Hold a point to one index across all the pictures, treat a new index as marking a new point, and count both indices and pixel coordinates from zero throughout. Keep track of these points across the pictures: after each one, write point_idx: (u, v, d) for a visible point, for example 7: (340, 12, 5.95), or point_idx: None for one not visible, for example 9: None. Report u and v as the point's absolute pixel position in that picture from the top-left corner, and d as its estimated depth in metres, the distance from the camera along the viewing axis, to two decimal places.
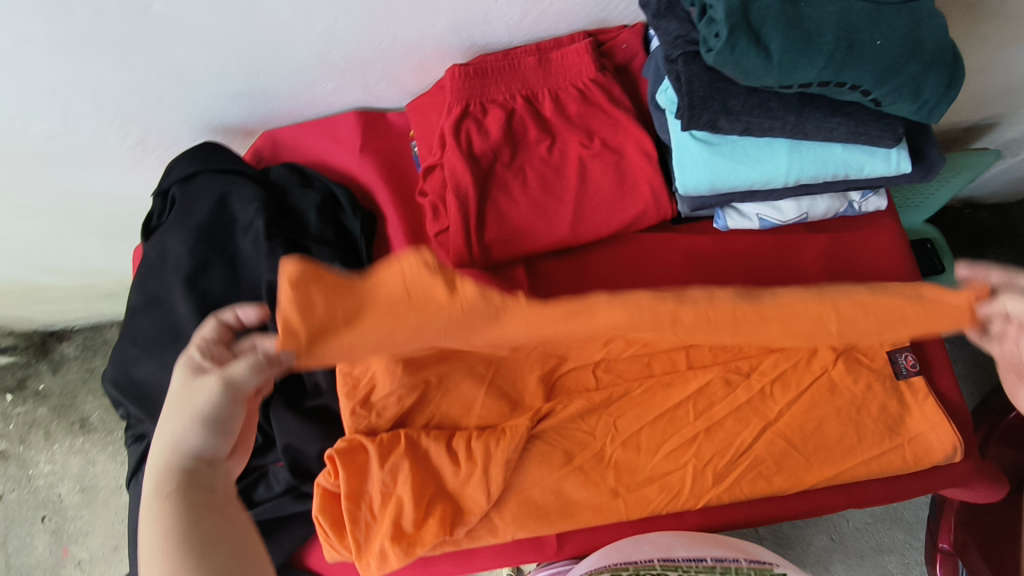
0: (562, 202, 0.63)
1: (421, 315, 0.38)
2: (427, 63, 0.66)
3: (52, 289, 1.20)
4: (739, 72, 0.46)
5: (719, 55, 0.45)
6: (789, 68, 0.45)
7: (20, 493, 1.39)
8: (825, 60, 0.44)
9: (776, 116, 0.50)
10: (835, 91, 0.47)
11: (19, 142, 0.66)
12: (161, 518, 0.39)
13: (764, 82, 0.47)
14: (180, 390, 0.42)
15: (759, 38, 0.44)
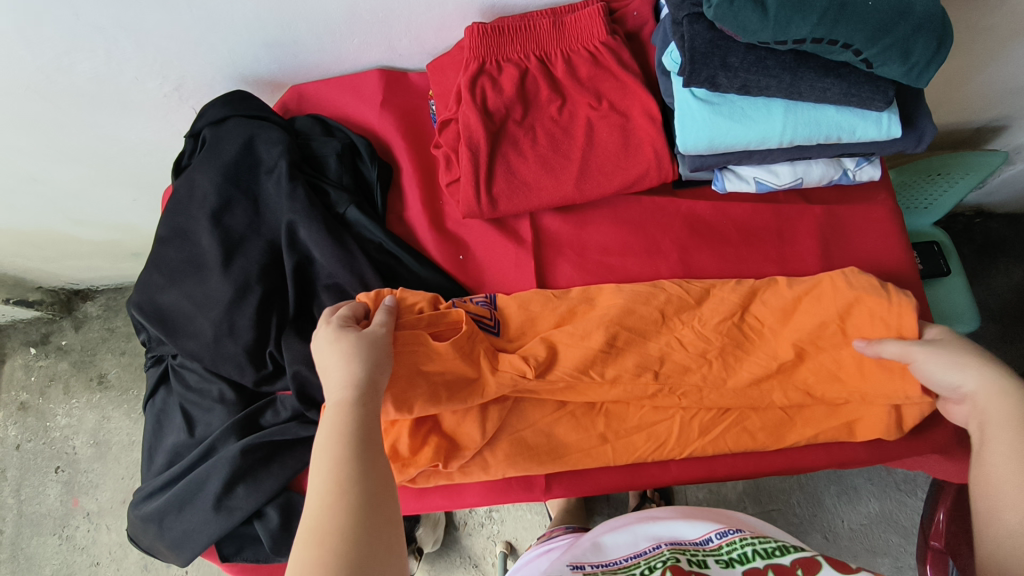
0: (569, 159, 0.66)
1: (454, 395, 0.58)
2: (448, 23, 0.70)
3: (81, 244, 1.25)
4: (737, 25, 0.49)
5: (718, 8, 0.49)
6: (784, 23, 0.48)
7: (37, 443, 1.44)
8: (818, 17, 0.48)
9: (772, 74, 0.53)
10: (827, 50, 0.50)
11: (66, 80, 0.72)
12: (341, 421, 0.46)
13: (761, 38, 0.50)
14: (345, 342, 0.51)
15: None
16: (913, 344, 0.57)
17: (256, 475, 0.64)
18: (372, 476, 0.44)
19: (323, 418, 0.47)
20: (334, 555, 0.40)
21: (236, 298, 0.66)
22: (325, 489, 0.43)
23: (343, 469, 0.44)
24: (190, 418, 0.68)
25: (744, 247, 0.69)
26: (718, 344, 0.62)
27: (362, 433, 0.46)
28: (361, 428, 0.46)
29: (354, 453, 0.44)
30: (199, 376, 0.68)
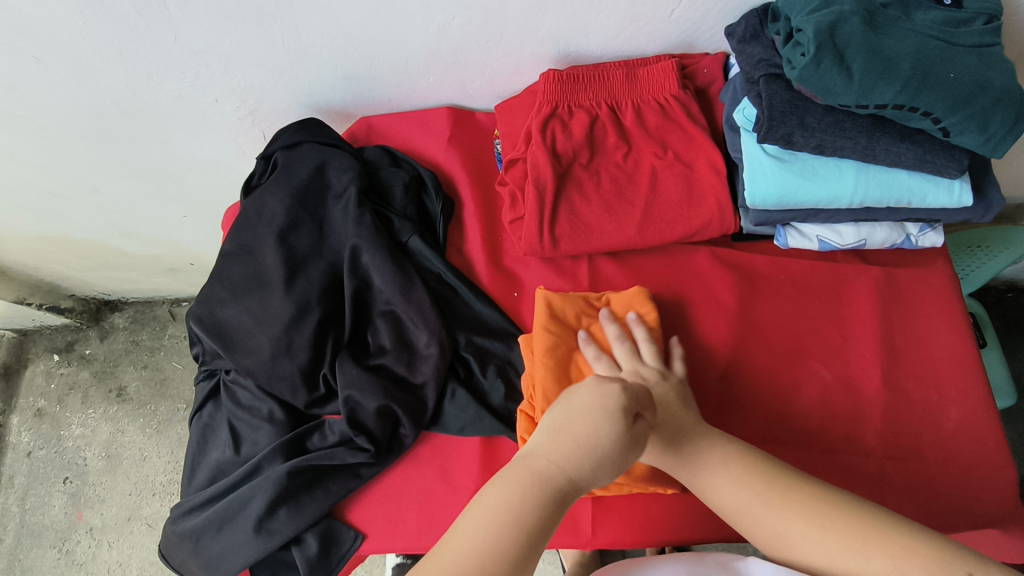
0: (632, 205, 0.68)
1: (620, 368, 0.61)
2: (522, 68, 0.72)
3: (122, 256, 1.27)
4: (820, 89, 0.51)
5: (805, 70, 0.50)
6: (867, 88, 0.50)
7: (48, 452, 1.43)
8: (901, 84, 0.49)
9: (849, 136, 0.55)
10: (907, 116, 0.52)
11: (150, 98, 0.75)
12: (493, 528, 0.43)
13: (842, 101, 0.52)
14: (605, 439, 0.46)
15: (842, 57, 0.50)
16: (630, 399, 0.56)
17: (299, 499, 0.63)
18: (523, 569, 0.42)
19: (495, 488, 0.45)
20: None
21: (296, 317, 0.66)
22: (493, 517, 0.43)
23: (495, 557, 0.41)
24: (237, 436, 0.68)
25: (802, 305, 0.69)
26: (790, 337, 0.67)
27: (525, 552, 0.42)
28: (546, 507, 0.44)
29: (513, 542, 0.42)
30: (250, 394, 0.68)
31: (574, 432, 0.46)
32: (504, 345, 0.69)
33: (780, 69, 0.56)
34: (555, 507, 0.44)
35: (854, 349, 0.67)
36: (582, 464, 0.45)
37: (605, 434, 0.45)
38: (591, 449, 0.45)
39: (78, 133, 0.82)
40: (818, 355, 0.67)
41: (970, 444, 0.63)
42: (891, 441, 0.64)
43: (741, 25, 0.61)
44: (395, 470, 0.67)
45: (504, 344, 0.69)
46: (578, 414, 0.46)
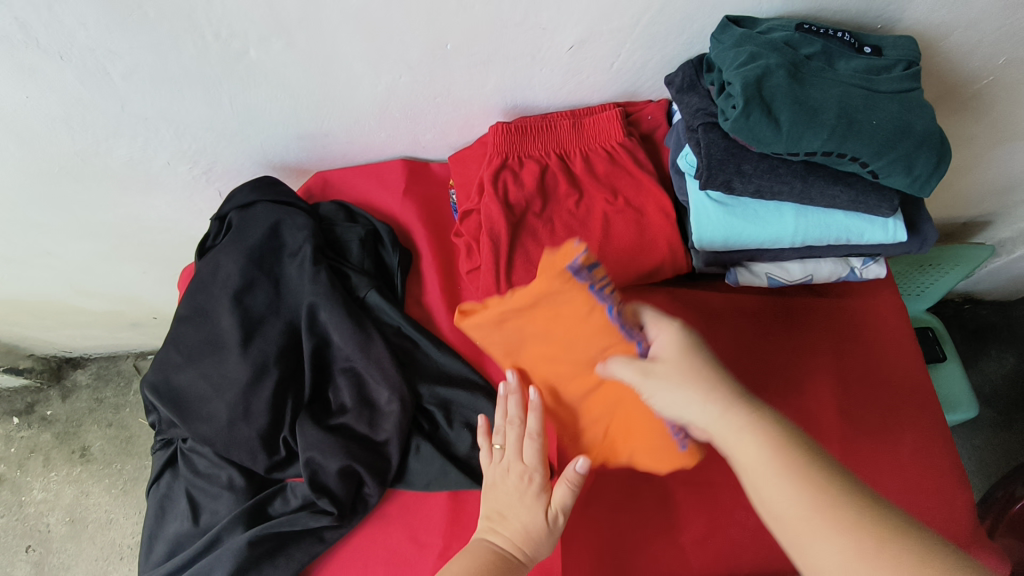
0: (586, 250, 0.69)
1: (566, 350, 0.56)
2: (472, 120, 0.74)
3: (81, 314, 1.24)
4: (753, 139, 0.53)
5: (736, 122, 0.52)
6: (796, 137, 0.52)
7: (8, 520, 1.37)
8: (828, 133, 0.51)
9: (784, 181, 0.56)
10: (837, 161, 0.54)
11: (100, 163, 0.75)
12: None
13: (774, 149, 0.54)
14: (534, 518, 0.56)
15: (770, 109, 0.51)
16: (644, 376, 0.53)
17: (261, 569, 0.61)
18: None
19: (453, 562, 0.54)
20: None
21: (253, 380, 0.65)
22: None
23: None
24: (196, 506, 0.66)
25: (756, 340, 0.70)
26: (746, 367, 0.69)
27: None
28: None
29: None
30: (209, 462, 0.66)
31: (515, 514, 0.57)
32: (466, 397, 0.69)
33: (716, 118, 0.58)
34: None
35: (810, 381, 0.68)
36: (521, 543, 0.55)
37: (533, 520, 0.56)
38: (527, 529, 0.56)
39: (28, 198, 0.81)
40: (775, 388, 0.68)
41: (927, 468, 0.65)
42: (851, 471, 0.65)
43: (680, 76, 0.63)
44: (361, 530, 0.66)
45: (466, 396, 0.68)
46: (509, 503, 0.58)
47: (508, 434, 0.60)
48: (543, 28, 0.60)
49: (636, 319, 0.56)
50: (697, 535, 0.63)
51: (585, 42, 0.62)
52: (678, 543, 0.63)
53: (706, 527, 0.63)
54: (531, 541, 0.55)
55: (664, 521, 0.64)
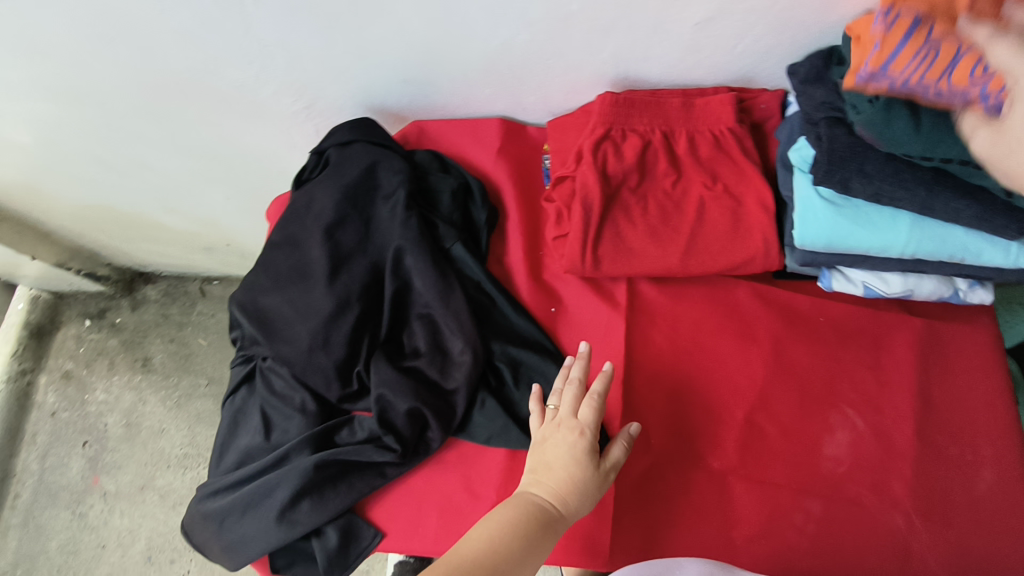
0: (677, 233, 0.68)
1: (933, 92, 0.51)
2: (578, 88, 0.73)
3: (162, 230, 1.30)
4: (886, 136, 0.52)
5: (870, 114, 0.53)
6: (933, 140, 0.50)
7: (71, 413, 1.45)
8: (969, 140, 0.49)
9: (907, 187, 0.54)
10: (971, 173, 0.51)
11: (213, 84, 0.77)
12: (481, 543, 0.50)
13: (906, 150, 0.52)
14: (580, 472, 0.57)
15: (912, 106, 0.51)
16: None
17: (324, 492, 0.64)
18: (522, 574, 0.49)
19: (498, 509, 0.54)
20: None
21: (335, 312, 0.67)
22: (478, 543, 0.50)
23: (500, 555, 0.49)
24: (268, 423, 0.69)
25: (839, 349, 0.68)
26: (823, 376, 0.67)
27: (525, 545, 0.50)
28: (529, 533, 0.51)
29: (520, 542, 0.50)
30: (285, 383, 0.69)
31: (562, 469, 0.57)
32: (536, 359, 0.69)
33: (843, 114, 0.57)
34: (537, 537, 0.52)
35: (890, 399, 0.66)
36: (569, 497, 0.56)
37: (585, 474, 0.57)
38: (575, 483, 0.56)
39: (140, 110, 0.84)
40: (850, 400, 0.67)
41: (1004, 505, 0.63)
42: (921, 496, 0.63)
43: (806, 65, 0.61)
44: (419, 472, 0.68)
45: (535, 358, 0.69)
46: (556, 456, 0.58)
47: (566, 392, 0.62)
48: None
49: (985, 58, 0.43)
50: (751, 532, 0.63)
51: (714, 19, 0.60)
52: (731, 537, 0.63)
53: (762, 526, 0.63)
54: (571, 494, 0.56)
55: (720, 514, 0.63)
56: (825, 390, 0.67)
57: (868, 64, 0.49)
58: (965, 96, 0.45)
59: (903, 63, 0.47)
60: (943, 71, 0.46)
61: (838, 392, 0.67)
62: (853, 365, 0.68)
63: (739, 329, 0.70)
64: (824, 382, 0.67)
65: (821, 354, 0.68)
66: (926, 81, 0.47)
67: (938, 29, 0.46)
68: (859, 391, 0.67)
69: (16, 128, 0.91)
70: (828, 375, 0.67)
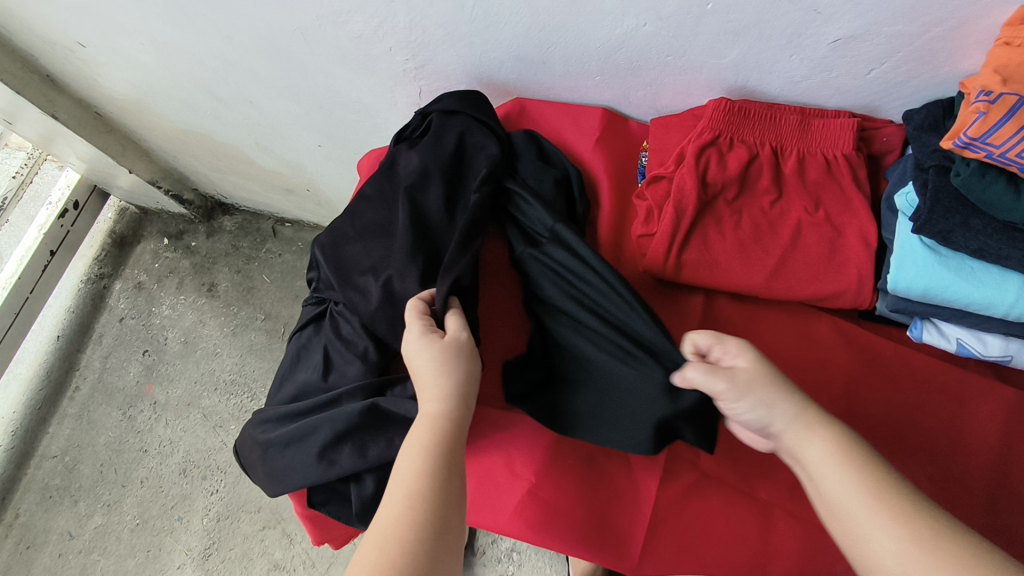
0: (767, 253, 0.65)
1: None
2: (691, 90, 0.71)
3: (251, 167, 1.35)
4: (982, 202, 0.52)
5: (965, 178, 0.52)
6: None
7: (137, 322, 1.53)
8: None
9: (1018, 247, 0.51)
10: None
11: (332, 33, 0.79)
12: (396, 509, 0.48)
13: (1004, 218, 0.52)
14: (455, 366, 0.56)
15: (1010, 177, 0.51)
16: (727, 384, 0.52)
17: (365, 441, 0.65)
18: (448, 505, 0.49)
19: (404, 463, 0.51)
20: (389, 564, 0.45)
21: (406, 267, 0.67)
22: (392, 513, 0.48)
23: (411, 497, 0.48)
24: (326, 363, 0.71)
25: (914, 403, 0.64)
26: (893, 428, 0.63)
27: (441, 493, 0.49)
28: (443, 475, 0.51)
29: (430, 471, 0.50)
30: (352, 329, 0.70)
31: (434, 378, 0.55)
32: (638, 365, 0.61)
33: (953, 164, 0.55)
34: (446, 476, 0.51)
35: (962, 462, 0.61)
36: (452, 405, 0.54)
37: (462, 372, 0.56)
38: (449, 394, 0.55)
39: (259, 47, 0.87)
40: (915, 457, 0.62)
41: None
42: None
43: (922, 113, 0.59)
44: None
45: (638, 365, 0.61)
46: (428, 374, 0.56)
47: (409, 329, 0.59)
48: (817, 11, 0.56)
49: None
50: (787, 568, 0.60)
51: (855, 38, 0.58)
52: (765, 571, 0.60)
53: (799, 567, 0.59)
54: (455, 400, 0.55)
55: (753, 545, 0.61)
56: (890, 443, 0.62)
57: (968, 131, 0.49)
58: None
59: (1003, 138, 0.48)
60: None
61: (904, 446, 0.62)
62: (929, 422, 0.63)
63: (809, 364, 0.67)
64: (892, 435, 0.63)
65: (894, 404, 0.64)
66: (1022, 158, 0.47)
67: None
68: (933, 449, 0.62)
69: (142, 44, 0.96)
70: (897, 428, 0.63)
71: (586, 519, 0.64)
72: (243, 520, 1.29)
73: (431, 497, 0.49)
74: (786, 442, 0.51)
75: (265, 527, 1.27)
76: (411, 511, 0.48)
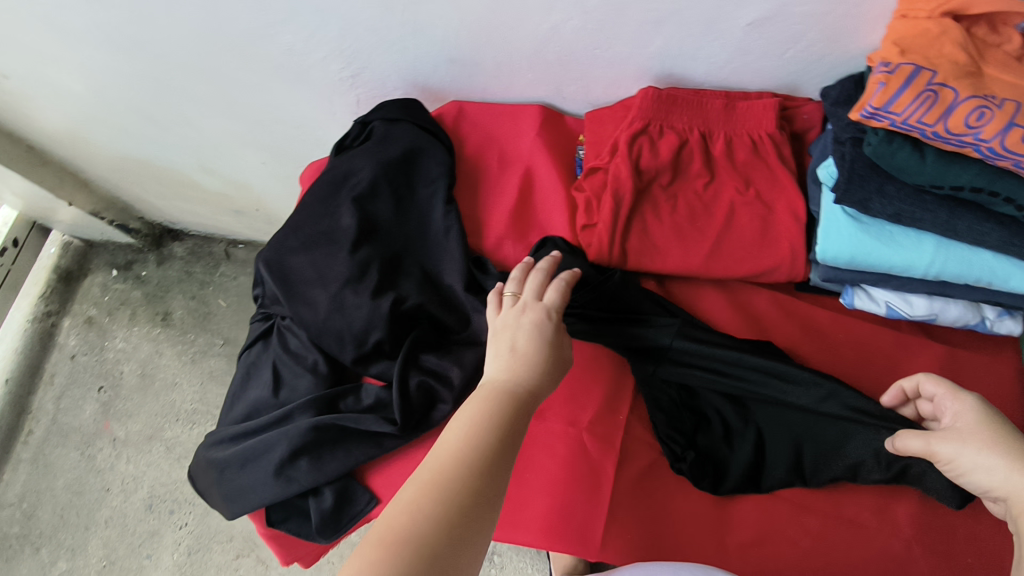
0: (702, 234, 0.68)
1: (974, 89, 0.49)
2: (621, 81, 0.73)
3: (197, 190, 1.32)
4: (892, 168, 0.54)
5: (875, 147, 0.54)
6: (941, 171, 0.52)
7: (90, 358, 1.48)
8: (979, 167, 0.51)
9: (929, 209, 0.54)
10: (989, 201, 0.52)
11: (262, 46, 0.78)
12: (453, 451, 0.46)
13: (914, 181, 0.54)
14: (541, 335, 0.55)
15: (915, 143, 0.53)
16: (934, 443, 0.53)
17: (322, 454, 0.65)
18: (499, 467, 0.46)
19: (468, 410, 0.50)
20: (431, 519, 0.42)
21: (354, 277, 0.68)
22: (450, 453, 0.46)
23: (471, 456, 0.46)
24: (277, 379, 0.71)
25: (852, 369, 0.67)
26: None
27: (496, 445, 0.47)
28: (502, 434, 0.48)
29: (490, 431, 0.48)
30: (300, 343, 0.70)
31: (512, 349, 0.54)
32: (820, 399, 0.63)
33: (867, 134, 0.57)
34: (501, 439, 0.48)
35: None
36: (531, 375, 0.53)
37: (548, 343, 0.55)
38: (531, 364, 0.53)
39: (190, 66, 0.86)
40: None
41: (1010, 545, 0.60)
42: (926, 525, 0.62)
43: (837, 89, 0.62)
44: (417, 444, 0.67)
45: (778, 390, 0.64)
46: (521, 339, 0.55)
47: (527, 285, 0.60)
48: None
49: (977, 109, 0.48)
50: (744, 539, 0.63)
51: (767, 20, 0.60)
52: (723, 543, 0.63)
53: (756, 535, 0.63)
54: (536, 373, 0.53)
55: (713, 520, 0.64)
56: None
57: (871, 102, 0.52)
58: (953, 142, 0.50)
59: (904, 105, 0.50)
60: (939, 117, 0.49)
61: None
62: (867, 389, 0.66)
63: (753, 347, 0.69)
64: None
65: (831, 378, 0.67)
66: (922, 123, 0.50)
67: (939, 76, 0.49)
68: None
69: (70, 72, 0.94)
70: None
71: (549, 511, 0.65)
72: (216, 551, 1.26)
73: (485, 453, 0.46)
74: (1015, 522, 0.48)
75: (239, 556, 1.25)
76: (466, 460, 0.46)
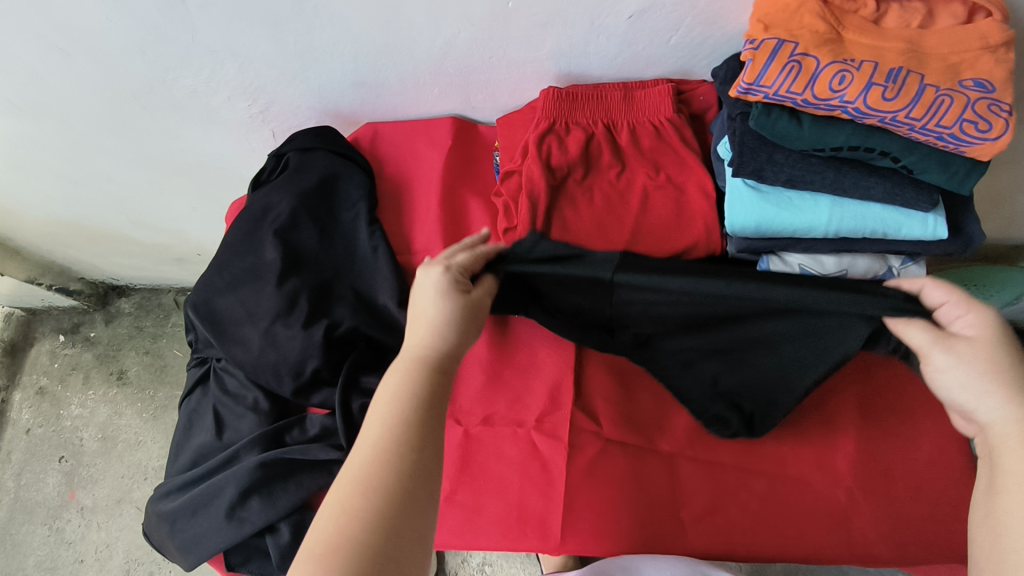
0: (622, 222, 0.69)
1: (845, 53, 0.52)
2: (524, 85, 0.75)
3: (132, 244, 1.30)
4: (776, 136, 0.57)
5: (758, 118, 0.57)
6: (819, 134, 0.55)
7: (47, 430, 1.44)
8: (852, 126, 0.54)
9: (817, 171, 0.57)
10: (868, 156, 0.56)
11: (166, 93, 0.78)
12: (379, 433, 0.47)
13: (797, 146, 0.57)
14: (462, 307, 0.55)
15: (792, 111, 0.56)
16: (940, 344, 0.51)
17: (273, 489, 0.64)
18: (425, 439, 0.47)
19: (390, 389, 0.50)
20: (369, 511, 0.43)
21: (284, 310, 0.68)
22: (374, 439, 0.47)
23: (398, 433, 0.47)
24: (221, 422, 0.70)
25: None
26: None
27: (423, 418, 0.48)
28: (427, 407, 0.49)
29: (418, 405, 0.48)
30: (239, 383, 0.71)
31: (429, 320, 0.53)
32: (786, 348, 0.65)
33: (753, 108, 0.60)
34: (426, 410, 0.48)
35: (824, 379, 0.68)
36: (449, 342, 0.53)
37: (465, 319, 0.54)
38: (447, 329, 0.53)
39: (98, 121, 0.85)
40: None
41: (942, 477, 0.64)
42: (863, 470, 0.65)
43: (724, 68, 0.65)
44: None
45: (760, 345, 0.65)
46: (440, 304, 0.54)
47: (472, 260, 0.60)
48: None
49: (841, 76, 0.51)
50: (697, 511, 0.65)
51: (645, 12, 0.62)
52: (678, 516, 0.65)
53: (708, 505, 0.65)
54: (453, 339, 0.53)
55: (667, 496, 0.65)
56: None
57: (744, 78, 0.54)
58: (822, 108, 0.53)
59: (774, 77, 0.53)
60: (805, 85, 0.52)
61: None
62: None
63: None
64: None
65: None
66: (791, 93, 0.53)
67: (801, 46, 0.52)
68: None
69: None
70: None
71: (507, 512, 0.66)
72: None
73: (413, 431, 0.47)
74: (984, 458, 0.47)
75: None
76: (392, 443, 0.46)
